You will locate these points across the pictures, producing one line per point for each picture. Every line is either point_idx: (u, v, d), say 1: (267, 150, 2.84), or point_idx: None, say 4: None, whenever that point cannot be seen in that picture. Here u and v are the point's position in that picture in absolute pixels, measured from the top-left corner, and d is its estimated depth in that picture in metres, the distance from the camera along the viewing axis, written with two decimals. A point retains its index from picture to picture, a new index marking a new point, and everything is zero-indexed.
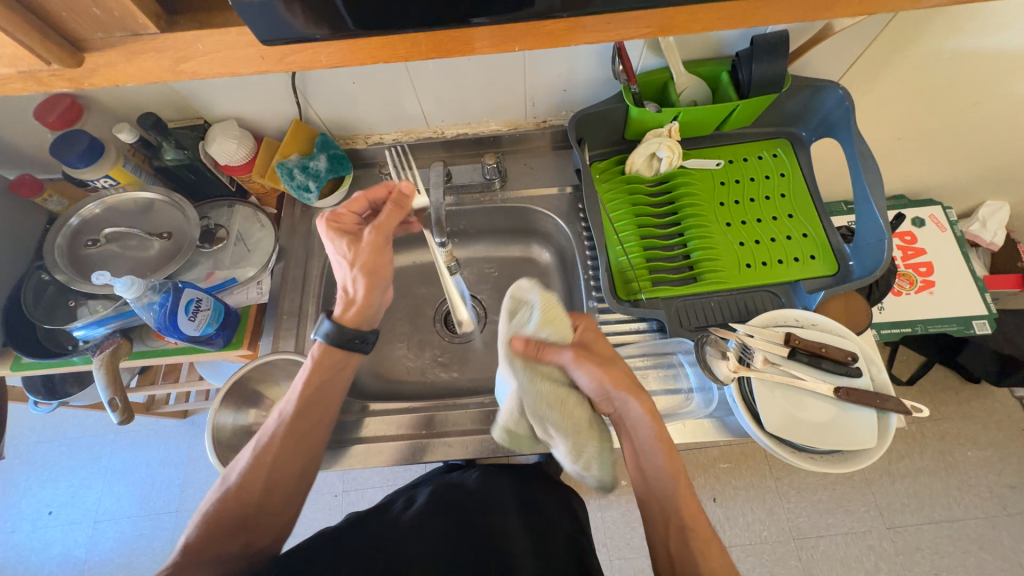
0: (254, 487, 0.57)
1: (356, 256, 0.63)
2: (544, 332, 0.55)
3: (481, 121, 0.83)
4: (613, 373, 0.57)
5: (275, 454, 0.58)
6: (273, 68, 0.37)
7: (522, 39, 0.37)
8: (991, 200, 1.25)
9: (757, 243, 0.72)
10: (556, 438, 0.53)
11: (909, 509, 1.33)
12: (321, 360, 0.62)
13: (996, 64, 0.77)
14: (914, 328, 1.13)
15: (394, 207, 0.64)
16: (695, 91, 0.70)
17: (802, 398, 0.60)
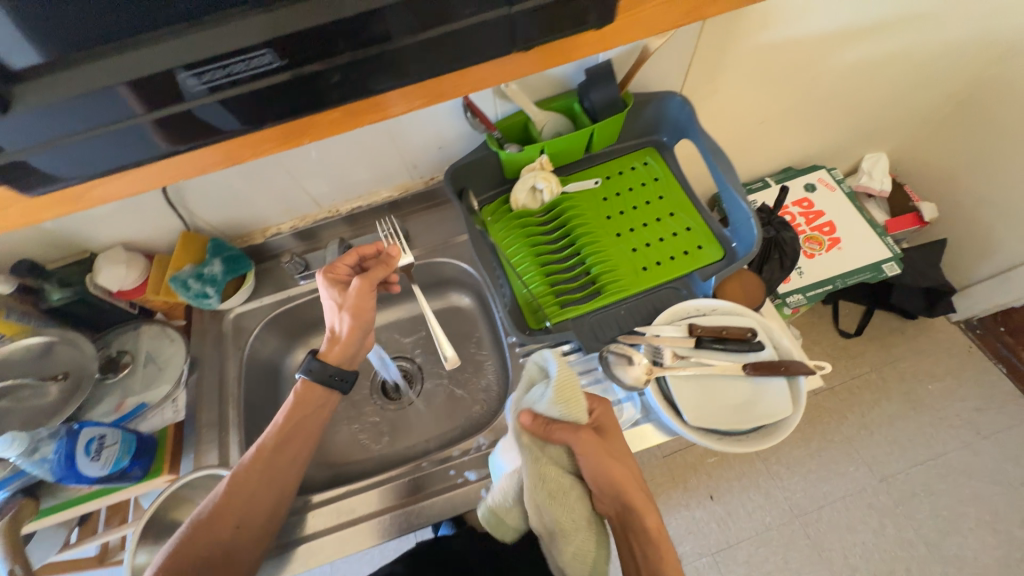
0: (225, 526, 0.58)
1: (343, 301, 0.67)
2: (560, 415, 0.56)
3: (372, 192, 0.86)
4: (610, 456, 0.57)
5: (248, 487, 0.60)
6: (82, 205, 0.41)
7: (306, 133, 0.41)
8: (870, 152, 1.36)
9: (648, 246, 0.76)
10: (547, 526, 0.54)
11: (895, 457, 1.33)
12: (304, 396, 0.66)
13: (810, 44, 0.86)
14: (834, 284, 1.19)
15: (380, 265, 0.69)
16: (555, 124, 0.76)
17: (716, 383, 0.61)
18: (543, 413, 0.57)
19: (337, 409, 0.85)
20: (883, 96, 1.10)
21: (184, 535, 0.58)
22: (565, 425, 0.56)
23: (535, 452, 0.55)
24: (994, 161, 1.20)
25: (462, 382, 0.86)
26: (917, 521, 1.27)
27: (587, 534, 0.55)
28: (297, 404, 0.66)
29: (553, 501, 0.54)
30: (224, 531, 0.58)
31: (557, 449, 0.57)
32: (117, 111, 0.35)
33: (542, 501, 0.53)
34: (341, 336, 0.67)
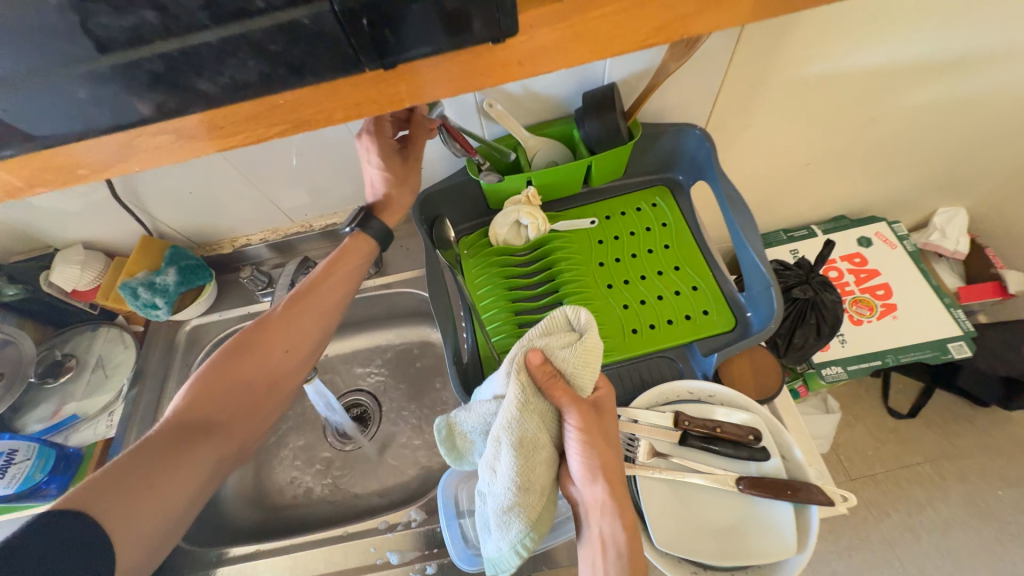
0: (255, 369, 0.53)
1: (398, 172, 0.60)
2: (568, 367, 0.44)
3: (348, 210, 0.79)
4: (605, 435, 0.45)
5: (286, 326, 0.55)
6: None
7: (137, 154, 0.30)
8: (945, 207, 1.15)
9: (642, 304, 0.64)
10: (501, 479, 0.44)
11: (945, 574, 1.09)
12: (351, 261, 0.59)
13: (874, 78, 0.71)
14: (884, 361, 1.00)
15: (417, 134, 0.59)
16: (551, 153, 0.66)
17: (697, 494, 0.50)
18: (551, 360, 0.45)
19: (278, 439, 0.78)
20: (967, 144, 0.91)
21: (211, 370, 0.52)
22: (570, 381, 0.45)
23: (525, 396, 0.43)
24: None
25: (419, 429, 0.77)
26: None
27: (541, 503, 0.44)
28: (345, 262, 0.59)
29: (517, 449, 0.43)
30: (255, 371, 0.53)
31: (547, 404, 0.45)
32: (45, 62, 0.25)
33: (508, 447, 0.43)
34: (395, 204, 0.62)
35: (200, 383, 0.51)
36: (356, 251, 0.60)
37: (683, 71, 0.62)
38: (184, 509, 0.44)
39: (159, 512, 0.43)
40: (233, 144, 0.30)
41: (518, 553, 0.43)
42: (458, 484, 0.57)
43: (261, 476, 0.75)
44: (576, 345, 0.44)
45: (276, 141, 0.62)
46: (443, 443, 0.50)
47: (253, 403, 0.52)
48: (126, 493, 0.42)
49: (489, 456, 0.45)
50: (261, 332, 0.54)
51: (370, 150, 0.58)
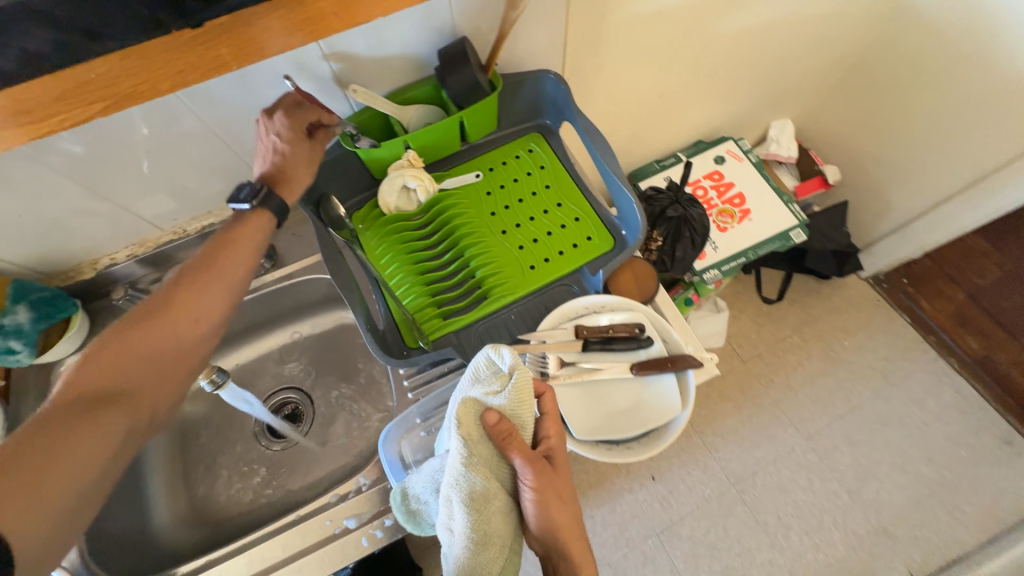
0: (165, 337, 0.48)
1: (300, 155, 0.58)
2: (507, 407, 0.49)
3: (223, 206, 0.74)
4: (552, 479, 0.49)
5: (197, 290, 0.50)
6: None
7: None
8: (775, 121, 1.37)
9: (535, 242, 0.70)
10: (458, 538, 0.46)
11: (817, 414, 1.36)
12: (256, 224, 0.55)
13: (692, 10, 0.81)
14: (747, 256, 1.19)
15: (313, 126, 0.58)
16: (424, 115, 0.67)
17: (602, 387, 0.59)
18: (493, 412, 0.48)
19: (207, 458, 0.74)
20: (775, 62, 1.09)
21: (111, 336, 0.46)
22: (514, 428, 0.48)
23: (472, 450, 0.47)
24: (883, 121, 1.23)
25: (355, 409, 0.78)
26: (840, 472, 1.29)
27: (500, 557, 0.47)
28: (248, 229, 0.54)
29: (470, 508, 0.46)
30: (160, 340, 0.48)
31: (495, 455, 0.48)
32: None
33: (460, 503, 0.46)
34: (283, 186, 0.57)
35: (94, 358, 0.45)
36: (256, 216, 0.55)
37: (529, 17, 0.66)
38: (93, 482, 0.41)
39: (59, 495, 0.39)
40: None
41: None
42: (400, 440, 0.61)
43: (195, 499, 0.72)
44: (509, 387, 0.49)
45: (115, 143, 0.56)
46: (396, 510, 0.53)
47: (161, 375, 0.48)
48: (19, 474, 0.38)
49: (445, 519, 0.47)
50: (171, 295, 0.49)
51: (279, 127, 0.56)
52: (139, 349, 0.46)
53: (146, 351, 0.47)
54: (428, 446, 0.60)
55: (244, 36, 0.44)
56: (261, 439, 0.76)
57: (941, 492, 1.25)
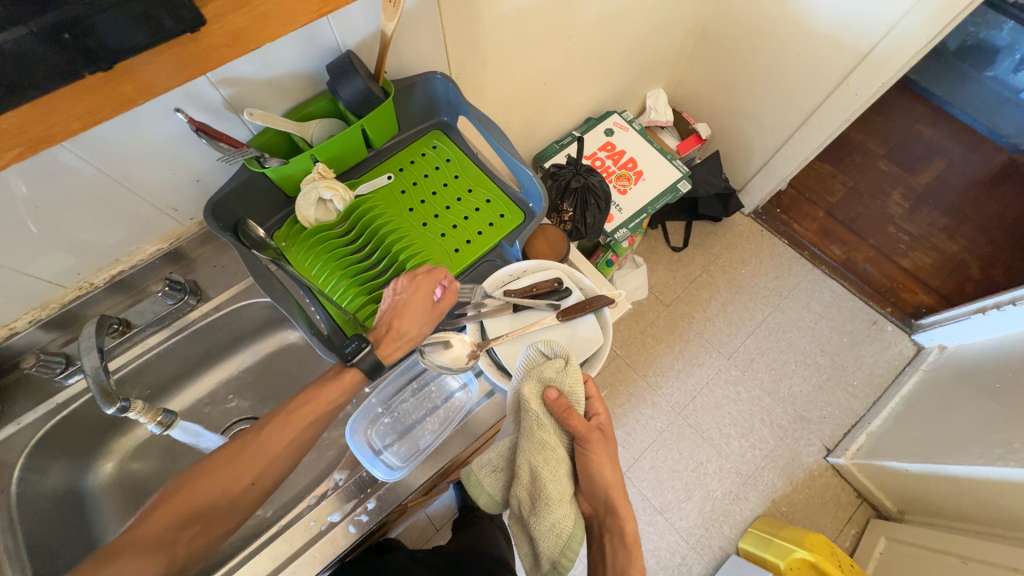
0: (233, 483, 0.55)
1: (427, 314, 0.62)
2: (566, 386, 0.58)
3: (132, 251, 0.71)
4: (603, 450, 0.60)
5: (268, 446, 0.57)
6: None
7: None
8: (650, 92, 1.56)
9: (456, 227, 0.77)
10: (538, 488, 0.57)
11: (732, 335, 1.57)
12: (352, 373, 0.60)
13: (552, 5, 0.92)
14: (647, 212, 1.35)
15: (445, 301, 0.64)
16: (325, 128, 0.71)
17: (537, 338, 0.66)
18: (560, 391, 0.58)
19: None
20: (636, 40, 1.24)
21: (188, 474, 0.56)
22: (575, 405, 0.59)
23: (544, 421, 0.57)
24: (732, 80, 1.45)
25: None
26: (759, 378, 1.51)
27: (569, 510, 0.57)
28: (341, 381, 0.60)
29: (546, 466, 0.57)
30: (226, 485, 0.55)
31: (562, 427, 0.58)
32: None
33: (537, 461, 0.57)
34: (390, 338, 0.61)
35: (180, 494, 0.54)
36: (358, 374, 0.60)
37: (406, 27, 0.72)
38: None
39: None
40: None
41: (559, 554, 0.56)
42: (365, 429, 0.67)
43: None
44: (565, 372, 0.58)
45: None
46: (472, 481, 0.62)
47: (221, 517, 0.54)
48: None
49: (523, 476, 0.57)
50: (241, 447, 0.57)
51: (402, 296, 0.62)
52: (213, 486, 0.55)
53: (200, 499, 0.54)
54: (396, 429, 0.68)
55: (141, 79, 0.44)
56: None
57: (834, 374, 1.52)
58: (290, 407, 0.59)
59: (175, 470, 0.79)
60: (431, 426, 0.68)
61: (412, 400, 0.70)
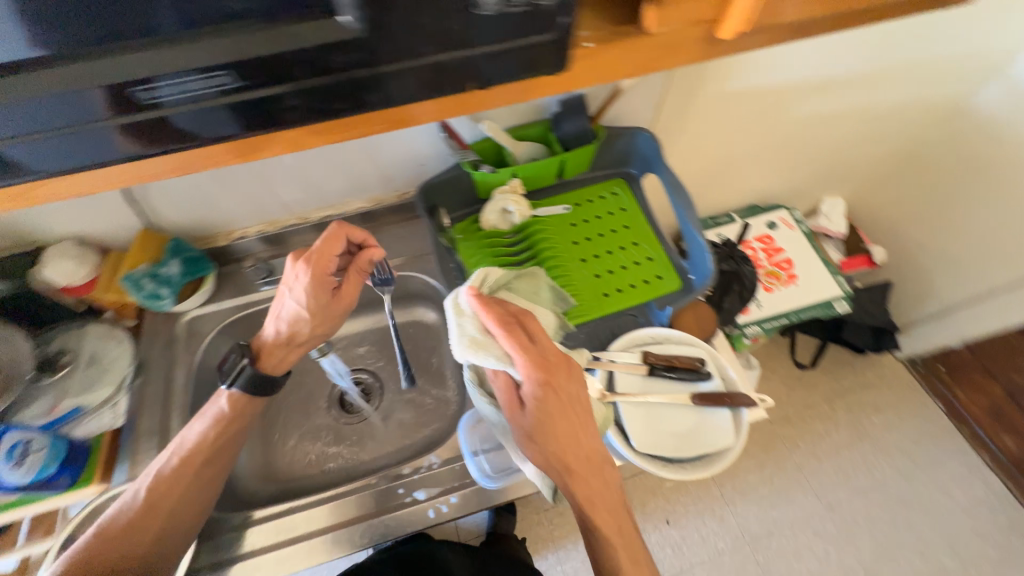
0: (151, 525, 0.57)
1: (312, 307, 0.65)
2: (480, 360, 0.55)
3: (345, 202, 0.85)
4: (549, 440, 0.52)
5: (178, 485, 0.59)
6: (24, 206, 0.36)
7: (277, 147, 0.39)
8: (828, 198, 1.42)
9: (610, 273, 0.79)
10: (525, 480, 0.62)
11: (838, 484, 1.36)
12: (237, 409, 0.63)
13: (773, 94, 0.91)
14: (788, 318, 1.25)
15: (357, 269, 0.67)
16: (531, 152, 0.78)
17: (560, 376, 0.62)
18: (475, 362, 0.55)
19: (290, 419, 0.83)
20: (836, 145, 1.17)
21: (121, 507, 0.58)
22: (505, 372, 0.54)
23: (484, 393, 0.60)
24: (935, 213, 1.30)
25: (422, 399, 0.84)
26: (857, 547, 1.29)
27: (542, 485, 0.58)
28: (228, 416, 0.63)
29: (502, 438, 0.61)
30: (168, 516, 0.58)
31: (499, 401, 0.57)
32: (78, 118, 0.31)
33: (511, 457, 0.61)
34: (305, 334, 0.67)
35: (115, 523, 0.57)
36: (246, 397, 0.64)
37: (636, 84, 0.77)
38: None
39: None
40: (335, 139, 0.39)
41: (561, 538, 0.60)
42: (471, 429, 0.68)
43: (275, 454, 0.80)
44: (462, 351, 0.53)
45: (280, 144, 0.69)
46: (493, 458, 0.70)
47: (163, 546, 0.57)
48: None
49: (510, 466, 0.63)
50: (166, 482, 0.59)
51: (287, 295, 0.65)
52: (157, 514, 0.58)
53: (146, 525, 0.57)
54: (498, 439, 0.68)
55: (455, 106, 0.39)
56: (338, 413, 0.83)
57: None
58: (182, 456, 0.61)
59: None
60: None
61: None
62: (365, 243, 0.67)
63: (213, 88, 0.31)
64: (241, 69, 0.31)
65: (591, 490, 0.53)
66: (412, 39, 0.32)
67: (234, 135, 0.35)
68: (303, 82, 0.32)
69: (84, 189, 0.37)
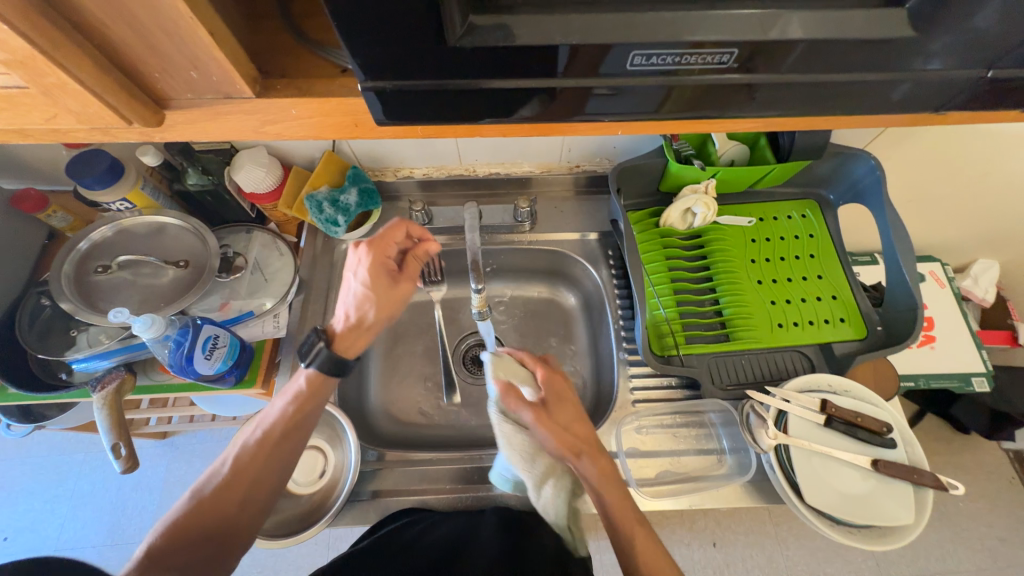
0: (233, 498, 0.51)
1: (379, 291, 0.59)
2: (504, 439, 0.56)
3: (515, 162, 0.82)
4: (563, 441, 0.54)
5: (259, 462, 0.53)
6: (362, 136, 0.35)
7: (624, 125, 0.37)
8: (982, 258, 1.19)
9: (788, 302, 0.72)
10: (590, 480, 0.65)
11: (905, 560, 1.14)
12: (314, 390, 0.55)
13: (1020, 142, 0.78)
14: (916, 382, 1.12)
15: (416, 260, 0.63)
16: (734, 153, 0.72)
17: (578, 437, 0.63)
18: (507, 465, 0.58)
19: (417, 366, 0.84)
20: None
21: (206, 481, 0.52)
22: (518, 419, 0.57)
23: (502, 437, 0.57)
24: None
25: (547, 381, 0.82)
26: None
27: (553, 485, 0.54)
28: (306, 396, 0.55)
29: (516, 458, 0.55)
30: (249, 494, 0.52)
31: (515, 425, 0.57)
32: (452, 69, 0.29)
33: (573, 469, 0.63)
34: (369, 320, 0.59)
35: (199, 499, 0.50)
36: (322, 379, 0.56)
37: None
38: None
39: None
40: (680, 126, 0.38)
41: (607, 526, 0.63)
42: (611, 430, 0.68)
43: (397, 395, 0.81)
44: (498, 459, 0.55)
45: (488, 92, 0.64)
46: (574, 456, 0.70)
47: (240, 535, 0.51)
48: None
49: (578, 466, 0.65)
50: (249, 455, 0.53)
51: (356, 276, 0.60)
52: (240, 493, 0.51)
53: (228, 503, 0.51)
54: (638, 448, 0.67)
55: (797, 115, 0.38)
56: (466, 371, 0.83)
57: None
58: (262, 432, 0.53)
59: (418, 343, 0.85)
60: (666, 464, 0.66)
61: (659, 432, 0.68)
62: (424, 236, 0.63)
63: (676, 64, 0.31)
64: (724, 56, 0.30)
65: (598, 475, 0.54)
66: (878, 59, 0.30)
67: (629, 116, 0.35)
68: (754, 79, 0.31)
69: (430, 133, 0.36)
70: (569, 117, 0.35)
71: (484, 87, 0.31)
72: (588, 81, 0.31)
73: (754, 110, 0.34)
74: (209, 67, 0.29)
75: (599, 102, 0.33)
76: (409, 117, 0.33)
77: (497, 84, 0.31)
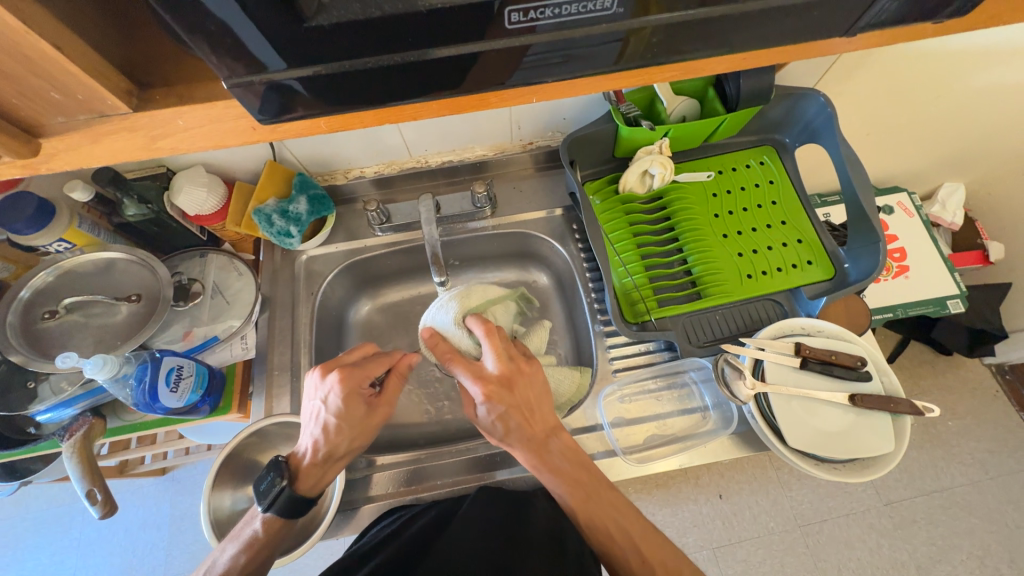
0: None
1: (353, 425, 0.56)
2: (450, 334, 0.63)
3: (466, 147, 0.80)
4: (503, 425, 0.54)
5: None
6: (265, 138, 0.34)
7: (539, 91, 0.36)
8: (949, 182, 1.19)
9: (754, 252, 0.72)
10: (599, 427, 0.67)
11: (903, 483, 1.17)
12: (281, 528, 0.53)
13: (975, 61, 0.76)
14: (895, 313, 1.14)
15: (396, 380, 0.60)
16: (684, 109, 0.71)
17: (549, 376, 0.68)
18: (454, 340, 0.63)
19: None
20: (998, 125, 0.95)
21: None
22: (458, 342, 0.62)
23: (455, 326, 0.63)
24: None
25: None
26: None
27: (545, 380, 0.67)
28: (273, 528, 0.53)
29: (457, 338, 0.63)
30: None
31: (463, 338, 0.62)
32: (329, 49, 0.28)
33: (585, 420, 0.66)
34: (337, 454, 0.56)
35: None
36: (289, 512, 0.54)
37: None
38: None
39: None
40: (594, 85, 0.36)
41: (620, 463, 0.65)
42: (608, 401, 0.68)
43: None
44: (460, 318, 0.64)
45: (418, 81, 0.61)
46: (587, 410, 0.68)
47: None
48: None
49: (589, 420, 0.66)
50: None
51: (321, 403, 0.56)
52: None
53: None
54: (625, 416, 0.67)
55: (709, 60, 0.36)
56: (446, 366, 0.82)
57: None
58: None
59: (399, 341, 0.85)
60: (653, 429, 0.66)
61: (645, 398, 0.68)
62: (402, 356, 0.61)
63: (557, 17, 0.29)
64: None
65: (550, 463, 0.53)
66: None
67: (534, 83, 0.34)
68: (643, 22, 0.30)
69: (342, 123, 0.35)
70: (471, 89, 0.33)
71: (366, 68, 0.29)
72: (469, 45, 0.29)
73: (657, 58, 0.33)
74: (71, 85, 0.28)
75: (496, 69, 0.32)
76: (301, 108, 0.31)
77: (385, 65, 0.29)
